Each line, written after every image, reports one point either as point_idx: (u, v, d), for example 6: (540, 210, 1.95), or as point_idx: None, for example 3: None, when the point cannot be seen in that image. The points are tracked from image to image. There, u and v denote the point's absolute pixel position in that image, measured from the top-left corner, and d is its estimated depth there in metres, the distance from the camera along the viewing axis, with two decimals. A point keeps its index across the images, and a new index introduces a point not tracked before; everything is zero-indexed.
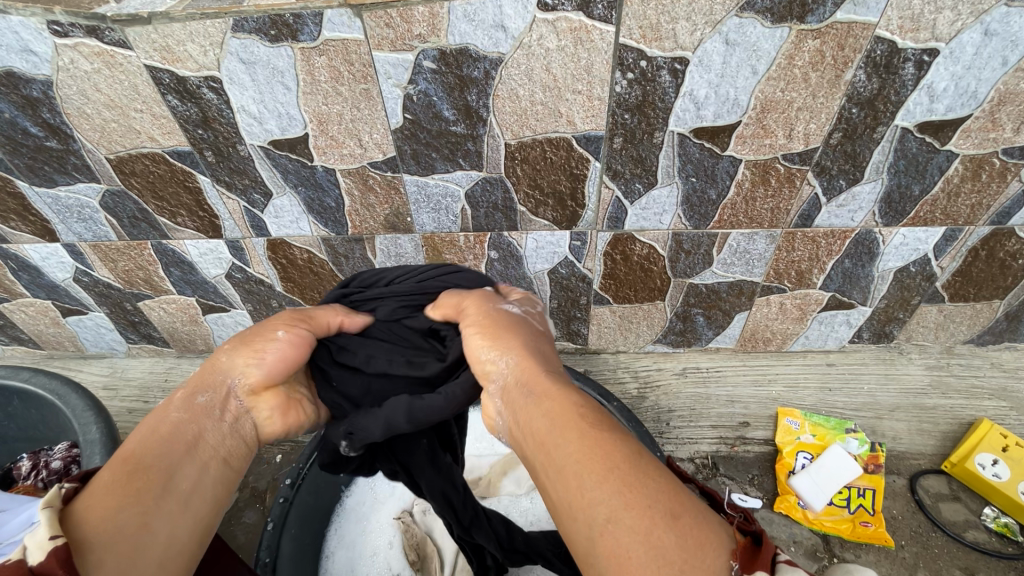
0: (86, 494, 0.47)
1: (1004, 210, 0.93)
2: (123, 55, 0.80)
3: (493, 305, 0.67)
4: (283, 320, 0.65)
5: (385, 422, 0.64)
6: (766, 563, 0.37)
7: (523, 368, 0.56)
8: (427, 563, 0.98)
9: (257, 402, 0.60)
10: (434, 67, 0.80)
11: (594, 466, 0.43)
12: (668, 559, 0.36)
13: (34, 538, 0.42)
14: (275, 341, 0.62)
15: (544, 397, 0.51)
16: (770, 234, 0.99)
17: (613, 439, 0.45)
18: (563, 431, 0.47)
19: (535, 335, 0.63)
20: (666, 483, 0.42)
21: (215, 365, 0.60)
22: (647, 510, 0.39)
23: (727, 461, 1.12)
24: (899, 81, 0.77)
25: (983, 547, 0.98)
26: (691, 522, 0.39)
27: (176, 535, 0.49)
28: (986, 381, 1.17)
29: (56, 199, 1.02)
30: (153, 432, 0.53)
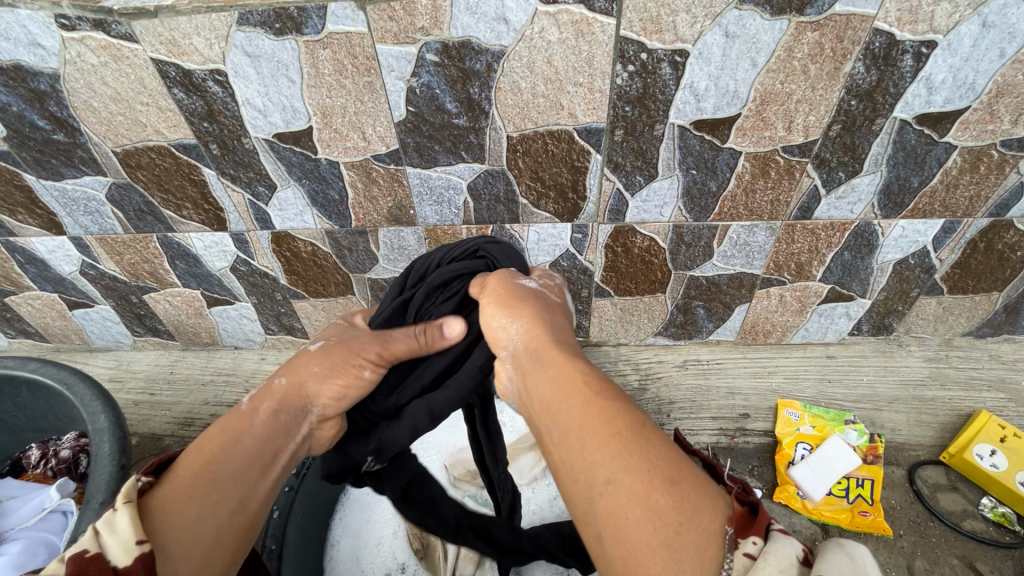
0: (162, 489, 0.49)
1: (1002, 202, 0.94)
2: (130, 49, 0.81)
3: (510, 279, 0.65)
4: (367, 353, 0.65)
5: (410, 427, 0.66)
6: (761, 529, 0.39)
7: (535, 337, 0.58)
8: (430, 550, 1.00)
9: (324, 428, 0.65)
10: (437, 60, 0.80)
11: (597, 432, 0.45)
12: (663, 519, 0.39)
13: (120, 537, 0.43)
14: (361, 382, 0.64)
15: (549, 364, 0.54)
16: (770, 227, 1.00)
17: (618, 407, 0.47)
18: (568, 400, 0.49)
19: (551, 305, 0.64)
20: (669, 450, 0.43)
21: (302, 386, 0.63)
22: (646, 473, 0.41)
23: (727, 452, 1.12)
24: (897, 73, 0.78)
25: (980, 536, 0.99)
26: (689, 487, 0.41)
27: (235, 551, 0.52)
28: (985, 372, 1.18)
29: (62, 191, 1.03)
30: (236, 441, 0.55)
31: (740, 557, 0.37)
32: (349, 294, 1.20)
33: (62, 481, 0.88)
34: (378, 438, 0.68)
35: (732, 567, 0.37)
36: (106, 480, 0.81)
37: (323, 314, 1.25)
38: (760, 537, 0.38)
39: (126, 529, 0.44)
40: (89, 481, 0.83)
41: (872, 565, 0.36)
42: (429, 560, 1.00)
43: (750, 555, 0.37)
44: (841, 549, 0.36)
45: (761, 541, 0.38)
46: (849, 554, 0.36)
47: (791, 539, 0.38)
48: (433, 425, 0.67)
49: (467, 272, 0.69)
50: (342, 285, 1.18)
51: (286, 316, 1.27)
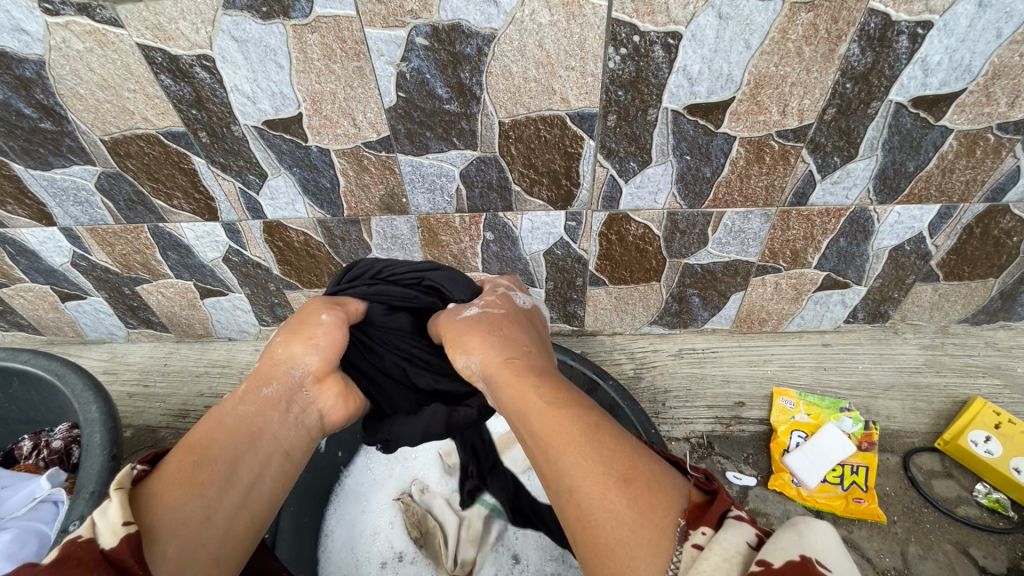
0: (151, 479, 0.50)
1: (999, 186, 0.93)
2: (115, 34, 0.80)
3: (454, 317, 0.71)
4: (314, 308, 0.67)
5: (424, 428, 0.69)
6: (713, 518, 0.39)
7: (488, 359, 0.62)
8: (429, 538, 1.00)
9: (319, 390, 0.63)
10: (427, 44, 0.79)
11: (556, 439, 0.46)
12: (619, 519, 0.40)
13: (107, 519, 0.44)
14: (321, 325, 0.65)
15: (506, 383, 0.57)
16: (765, 213, 0.99)
17: (571, 414, 0.48)
18: (526, 414, 0.51)
19: (499, 322, 0.67)
20: (625, 450, 0.45)
21: (276, 357, 0.62)
22: (602, 475, 0.43)
23: (722, 440, 1.12)
24: (893, 55, 0.77)
25: (974, 522, 0.99)
26: (644, 485, 0.42)
27: (233, 531, 0.52)
28: (980, 359, 1.18)
29: (51, 181, 1.02)
30: (219, 423, 0.56)
31: (688, 549, 0.37)
32: None
33: (52, 472, 0.90)
34: (388, 430, 0.70)
35: (681, 560, 0.37)
36: (97, 470, 0.81)
37: None
38: (710, 527, 0.38)
39: (115, 513, 0.44)
40: (79, 471, 0.83)
41: (825, 544, 0.35)
42: (428, 548, 0.99)
43: (698, 545, 0.37)
44: (794, 531, 0.36)
45: (711, 531, 0.38)
46: (798, 532, 0.35)
47: (744, 526, 0.37)
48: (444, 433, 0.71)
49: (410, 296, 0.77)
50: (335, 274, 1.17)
51: (280, 307, 1.27)
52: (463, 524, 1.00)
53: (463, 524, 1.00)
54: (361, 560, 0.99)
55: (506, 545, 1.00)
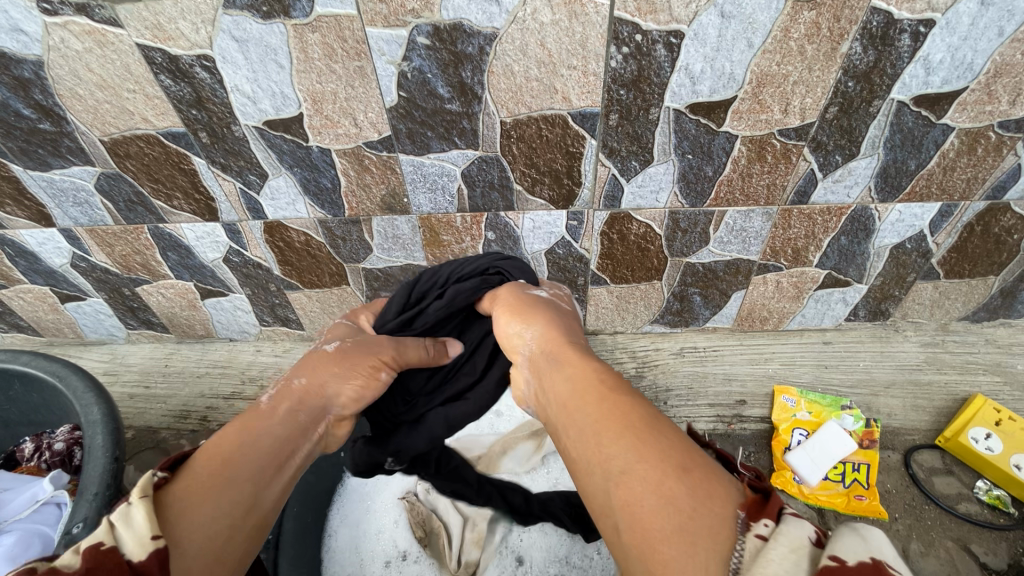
0: (177, 483, 0.48)
1: (1000, 184, 0.93)
2: (115, 34, 0.79)
3: (521, 290, 0.73)
4: (381, 355, 0.69)
5: (428, 434, 0.74)
6: (773, 512, 0.36)
7: (550, 341, 0.64)
8: (434, 538, 1.00)
9: (336, 429, 0.67)
10: (429, 43, 0.79)
11: (613, 428, 0.46)
12: (675, 505, 0.38)
13: (134, 532, 0.41)
14: (377, 383, 0.69)
15: (566, 365, 0.58)
16: (766, 212, 0.99)
17: (630, 402, 0.49)
18: (584, 399, 0.52)
19: (560, 314, 0.70)
20: (683, 443, 0.44)
21: (318, 389, 0.65)
22: (659, 462, 0.42)
23: (724, 439, 1.12)
24: (895, 53, 0.77)
25: (975, 518, 0.99)
26: (703, 475, 0.40)
27: (245, 550, 0.50)
28: (981, 356, 1.18)
29: (51, 182, 1.01)
30: (254, 439, 0.56)
31: (751, 539, 0.34)
32: (344, 284, 1.19)
33: (55, 474, 0.90)
34: (395, 443, 0.75)
35: (745, 548, 0.34)
36: (99, 472, 0.81)
37: (318, 305, 1.25)
38: (772, 520, 0.35)
39: (143, 523, 0.42)
40: (82, 474, 0.83)
41: (890, 550, 0.33)
42: (432, 548, 0.99)
43: (762, 535, 0.34)
44: (856, 535, 0.33)
45: (774, 523, 0.35)
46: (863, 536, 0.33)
47: (803, 523, 0.35)
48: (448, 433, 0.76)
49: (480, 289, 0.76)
50: (336, 275, 1.17)
51: (281, 308, 1.27)
52: (466, 525, 0.99)
53: (467, 524, 0.99)
54: (366, 559, 1.00)
55: (511, 548, 1.00)
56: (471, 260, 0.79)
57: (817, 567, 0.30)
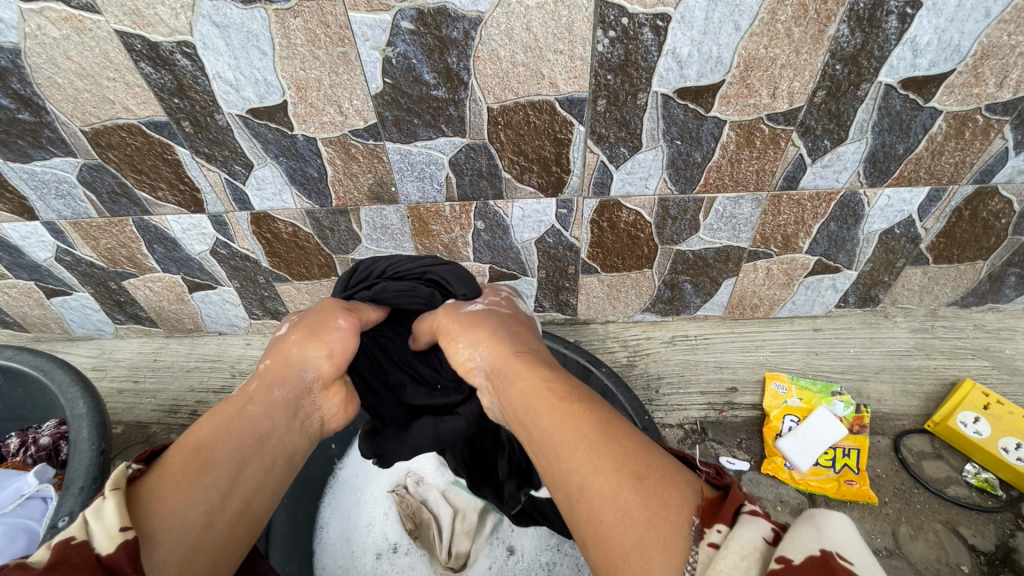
0: (152, 478, 0.48)
1: (987, 168, 0.93)
2: (93, 20, 0.78)
3: (459, 309, 0.73)
4: (333, 311, 0.70)
5: (411, 445, 0.75)
6: (727, 516, 0.37)
7: (499, 356, 0.63)
8: (424, 530, 1.00)
9: (327, 398, 0.66)
10: (413, 28, 0.78)
11: (567, 441, 0.47)
12: (631, 517, 0.39)
13: (105, 523, 0.42)
14: (336, 330, 0.67)
15: (516, 377, 0.58)
16: (756, 198, 0.99)
17: (585, 411, 0.49)
18: (539, 408, 0.52)
19: (506, 321, 0.70)
20: (637, 448, 0.44)
21: (289, 359, 0.64)
22: (614, 474, 0.42)
23: (716, 426, 1.13)
24: (882, 35, 0.77)
25: (964, 501, 1.00)
26: (657, 482, 0.41)
27: (234, 535, 0.50)
28: (969, 341, 1.19)
29: (32, 174, 1.00)
30: (222, 424, 0.55)
31: (704, 548, 0.35)
32: (333, 275, 1.19)
33: (39, 469, 0.90)
34: (380, 446, 0.76)
35: (698, 559, 0.34)
36: (84, 467, 0.80)
37: (307, 297, 1.24)
38: (725, 524, 0.36)
39: (113, 515, 0.42)
40: (67, 468, 0.82)
41: (846, 537, 0.34)
42: (422, 540, 1.00)
43: (714, 544, 0.35)
44: (811, 526, 0.34)
45: (727, 528, 0.36)
46: (818, 526, 0.34)
47: (758, 522, 0.36)
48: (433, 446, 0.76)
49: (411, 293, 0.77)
50: (325, 266, 1.16)
51: (270, 300, 1.26)
52: (457, 516, 1.01)
53: (458, 515, 1.01)
54: (357, 552, 0.99)
55: (501, 538, 1.01)
56: (409, 261, 0.80)
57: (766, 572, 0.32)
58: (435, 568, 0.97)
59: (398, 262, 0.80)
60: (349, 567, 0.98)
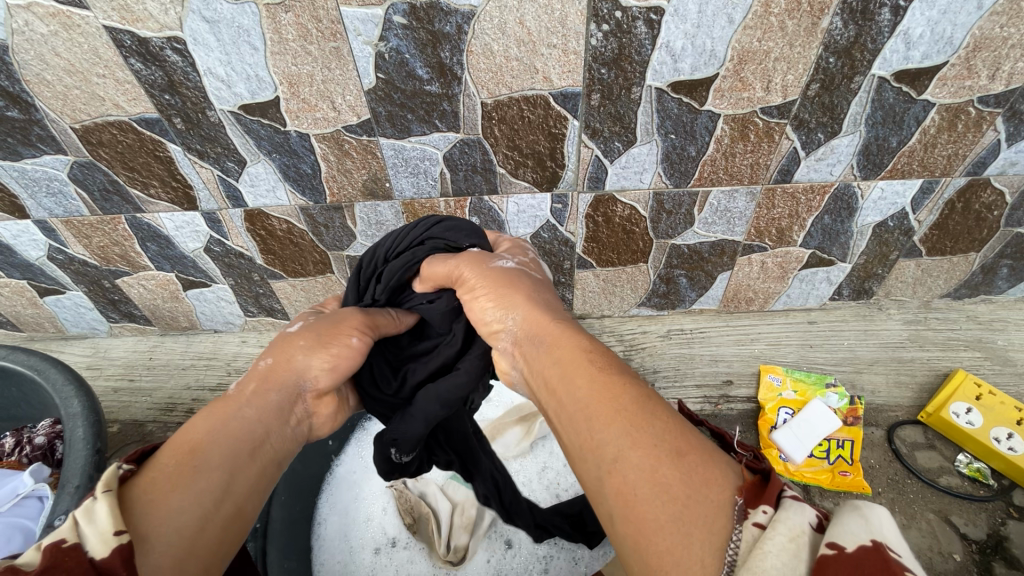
0: (145, 474, 0.46)
1: (980, 160, 0.93)
2: (81, 16, 0.77)
3: (485, 265, 0.68)
4: (351, 324, 0.71)
5: (422, 418, 0.71)
6: (772, 497, 0.36)
7: (533, 324, 0.59)
8: (422, 524, 1.01)
9: (317, 406, 0.65)
10: (405, 23, 0.78)
11: (602, 412, 0.44)
12: (671, 493, 0.37)
13: (99, 526, 0.39)
14: (351, 350, 0.68)
15: (552, 346, 0.54)
16: (750, 191, 0.99)
17: (622, 383, 0.46)
18: (571, 381, 0.49)
19: (540, 288, 0.65)
20: (677, 425, 0.42)
21: (292, 364, 0.64)
22: (652, 449, 0.40)
23: (711, 419, 1.13)
24: (875, 28, 0.77)
25: (956, 491, 1.01)
26: (698, 459, 0.39)
27: (227, 540, 0.48)
28: (962, 333, 1.20)
29: (22, 172, 0.99)
30: (221, 424, 0.53)
31: (749, 528, 0.34)
32: (328, 272, 1.18)
33: (34, 469, 0.90)
34: (392, 430, 0.73)
35: (741, 540, 0.34)
36: (80, 464, 0.80)
37: (303, 294, 1.24)
38: (771, 506, 0.35)
39: (107, 518, 0.39)
40: (62, 466, 0.82)
41: (892, 529, 0.32)
42: (420, 534, 1.00)
43: (760, 524, 0.34)
44: (858, 514, 0.33)
45: (772, 510, 0.35)
46: (865, 514, 0.33)
47: (804, 506, 0.34)
48: (446, 410, 0.72)
49: (413, 259, 0.76)
50: (320, 263, 1.16)
51: (265, 298, 1.25)
52: (455, 510, 1.01)
53: (457, 510, 1.01)
54: (355, 547, 1.00)
55: (500, 532, 1.02)
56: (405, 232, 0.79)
57: (815, 559, 0.31)
58: (435, 562, 0.98)
59: (394, 239, 0.80)
60: (348, 563, 0.98)
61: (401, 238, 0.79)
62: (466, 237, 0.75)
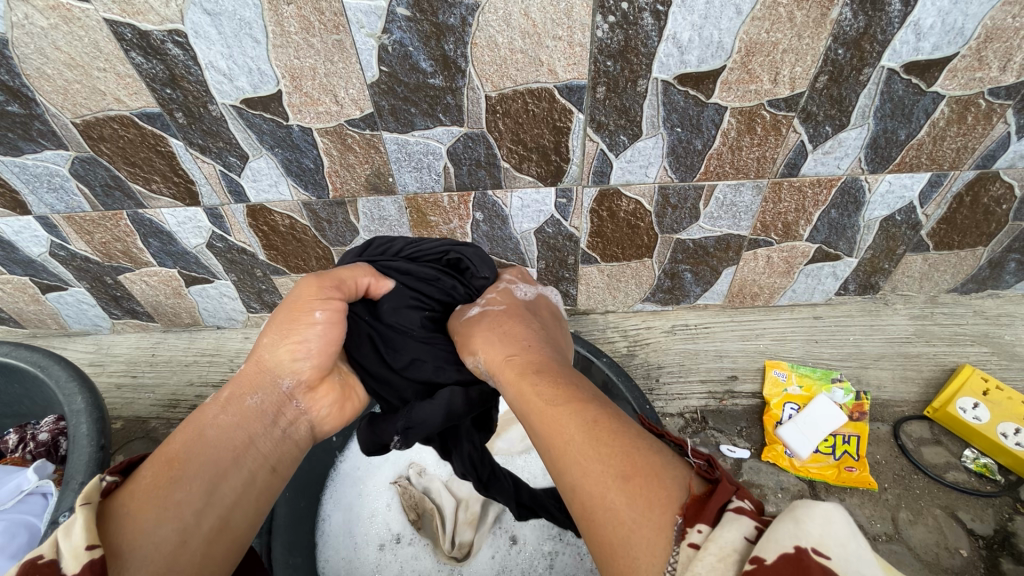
0: (124, 490, 0.49)
1: (989, 153, 0.92)
2: (81, 9, 0.76)
3: (458, 317, 0.75)
4: (308, 294, 0.62)
5: (445, 408, 0.69)
6: (711, 513, 0.37)
7: (494, 360, 0.64)
8: (426, 520, 1.00)
9: (313, 399, 0.65)
10: (409, 15, 0.77)
11: (558, 443, 0.47)
12: (619, 520, 0.40)
13: (72, 542, 0.42)
14: (315, 326, 0.62)
15: (514, 381, 0.58)
16: (757, 185, 0.98)
17: (578, 412, 0.49)
18: (533, 413, 0.53)
19: (499, 320, 0.70)
20: (622, 446, 0.44)
21: (265, 364, 0.62)
22: (602, 476, 0.43)
23: (716, 414, 1.13)
24: (885, 19, 0.75)
25: (962, 486, 1.01)
26: (643, 482, 0.41)
27: (215, 549, 0.51)
28: (968, 328, 1.19)
29: (23, 167, 0.98)
30: (195, 435, 0.56)
31: (685, 548, 0.36)
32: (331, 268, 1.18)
33: (39, 465, 0.89)
34: (408, 416, 0.69)
35: (678, 560, 0.35)
36: (85, 460, 0.79)
37: None
38: (707, 524, 0.36)
39: (80, 534, 0.43)
40: (67, 462, 0.82)
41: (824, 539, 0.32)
42: (425, 530, 1.00)
43: (694, 545, 0.35)
44: (791, 525, 0.33)
45: (708, 529, 0.36)
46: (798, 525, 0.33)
47: (740, 522, 0.35)
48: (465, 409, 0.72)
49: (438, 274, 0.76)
50: (323, 259, 1.16)
51: (268, 294, 1.25)
52: (460, 506, 1.01)
53: (461, 505, 1.01)
54: (360, 544, 1.00)
55: (505, 528, 1.02)
56: (431, 242, 0.79)
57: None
58: (439, 558, 0.98)
59: (417, 242, 0.79)
60: (352, 559, 0.98)
61: (426, 245, 0.79)
62: (486, 275, 0.78)
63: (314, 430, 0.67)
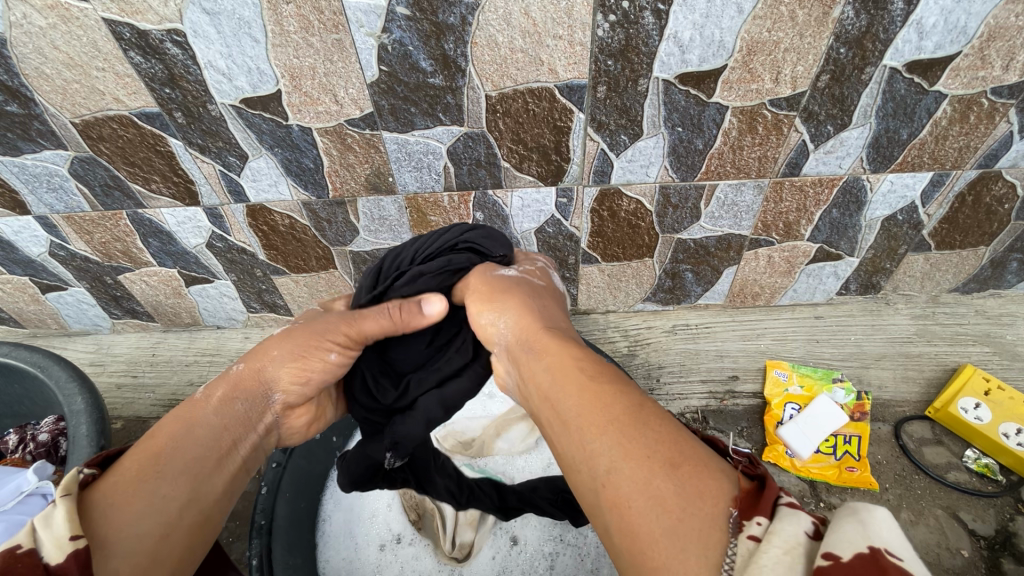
0: (106, 483, 0.48)
1: (992, 152, 0.92)
2: (80, 8, 0.76)
3: (488, 272, 0.70)
4: (333, 334, 0.66)
5: (424, 419, 0.69)
6: (767, 507, 0.36)
7: (525, 328, 0.62)
8: (427, 520, 1.00)
9: (289, 416, 0.67)
10: (409, 14, 0.76)
11: (593, 421, 0.45)
12: (663, 505, 0.38)
13: (53, 531, 0.41)
14: (324, 364, 0.66)
15: (545, 354, 0.56)
16: (758, 185, 0.98)
17: (618, 395, 0.47)
18: (566, 389, 0.50)
19: (535, 294, 0.68)
20: (668, 434, 0.43)
21: (261, 374, 0.64)
22: (645, 459, 0.41)
23: (717, 414, 1.13)
24: (888, 17, 0.75)
25: (964, 486, 1.00)
26: (691, 470, 0.39)
27: (193, 546, 0.51)
28: (970, 327, 1.19)
29: (22, 167, 0.98)
30: (185, 430, 0.55)
31: (744, 541, 0.34)
32: (331, 268, 1.18)
33: (38, 466, 0.89)
34: (391, 432, 0.69)
35: (736, 552, 0.34)
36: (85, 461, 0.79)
37: (306, 290, 1.23)
38: (765, 517, 0.35)
39: (63, 525, 0.42)
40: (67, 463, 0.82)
41: (891, 535, 0.32)
42: (426, 530, 1.00)
43: (755, 537, 0.34)
44: (855, 521, 0.33)
45: (767, 522, 0.35)
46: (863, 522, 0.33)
47: (800, 517, 0.34)
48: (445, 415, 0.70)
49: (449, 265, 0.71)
50: (323, 258, 1.15)
51: (268, 293, 1.25)
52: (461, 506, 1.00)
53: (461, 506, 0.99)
54: (361, 544, 1.00)
55: (505, 528, 1.01)
56: (436, 237, 0.74)
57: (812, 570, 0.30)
58: (439, 559, 0.98)
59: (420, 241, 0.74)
60: (353, 560, 0.98)
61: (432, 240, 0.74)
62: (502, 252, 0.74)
63: (273, 446, 0.69)
